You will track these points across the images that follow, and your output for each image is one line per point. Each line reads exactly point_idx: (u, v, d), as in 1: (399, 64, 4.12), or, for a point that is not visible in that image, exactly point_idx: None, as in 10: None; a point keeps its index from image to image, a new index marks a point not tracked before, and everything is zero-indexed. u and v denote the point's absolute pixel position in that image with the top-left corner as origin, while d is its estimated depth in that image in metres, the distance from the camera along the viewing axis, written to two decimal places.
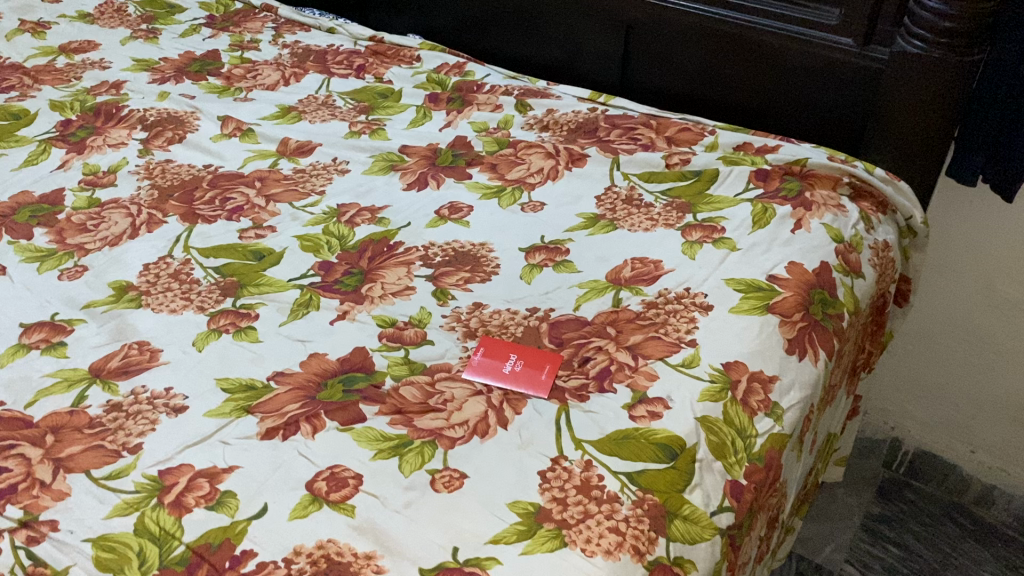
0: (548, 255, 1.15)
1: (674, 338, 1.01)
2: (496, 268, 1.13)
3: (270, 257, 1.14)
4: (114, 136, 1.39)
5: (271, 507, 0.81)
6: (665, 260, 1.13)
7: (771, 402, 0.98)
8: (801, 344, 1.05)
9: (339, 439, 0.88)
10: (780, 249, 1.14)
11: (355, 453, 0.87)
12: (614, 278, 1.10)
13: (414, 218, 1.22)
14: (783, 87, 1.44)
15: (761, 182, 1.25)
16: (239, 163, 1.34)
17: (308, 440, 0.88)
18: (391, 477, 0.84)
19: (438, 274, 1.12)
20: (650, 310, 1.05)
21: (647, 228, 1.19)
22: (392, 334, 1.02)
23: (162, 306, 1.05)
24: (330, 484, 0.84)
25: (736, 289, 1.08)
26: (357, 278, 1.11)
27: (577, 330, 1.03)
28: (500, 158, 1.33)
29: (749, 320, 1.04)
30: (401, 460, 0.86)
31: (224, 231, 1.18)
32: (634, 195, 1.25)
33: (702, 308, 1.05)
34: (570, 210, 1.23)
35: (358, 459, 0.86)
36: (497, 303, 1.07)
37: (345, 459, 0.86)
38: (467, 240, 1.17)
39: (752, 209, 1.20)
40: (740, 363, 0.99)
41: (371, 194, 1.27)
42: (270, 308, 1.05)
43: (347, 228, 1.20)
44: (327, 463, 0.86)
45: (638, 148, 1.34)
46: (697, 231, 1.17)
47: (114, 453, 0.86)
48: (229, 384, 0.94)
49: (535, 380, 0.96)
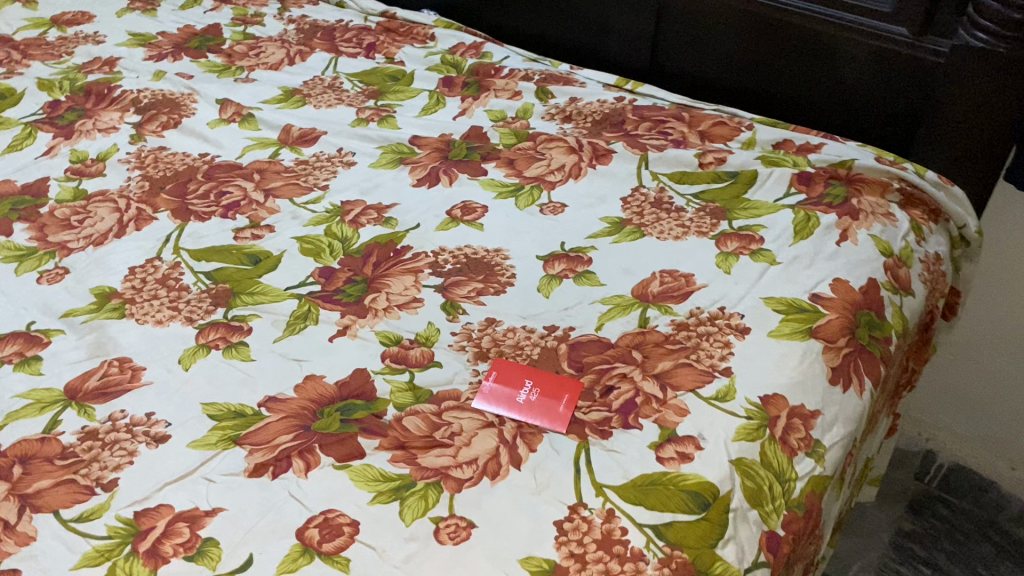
0: (569, 264, 1.05)
1: (706, 366, 0.92)
2: (512, 279, 1.03)
3: (266, 262, 1.05)
4: (105, 119, 1.30)
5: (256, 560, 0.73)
6: (697, 274, 1.03)
7: (812, 441, 0.89)
8: (846, 373, 0.95)
9: (336, 479, 0.80)
10: (825, 263, 1.04)
11: (353, 495, 0.78)
12: (640, 293, 1.01)
13: (424, 219, 1.12)
14: (826, 76, 1.33)
15: (803, 186, 1.15)
16: (237, 153, 1.24)
17: (301, 479, 0.80)
18: (391, 526, 0.76)
19: (448, 284, 1.03)
20: (680, 333, 0.96)
21: (677, 236, 1.09)
22: (397, 354, 0.93)
23: (147, 316, 0.96)
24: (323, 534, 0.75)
25: (776, 310, 0.98)
26: (361, 287, 1.02)
27: (599, 353, 0.94)
28: (518, 152, 1.23)
29: (790, 346, 0.95)
30: (403, 505, 0.77)
31: (218, 231, 1.09)
32: (664, 198, 1.15)
33: (738, 331, 0.96)
34: (592, 214, 1.13)
35: (355, 503, 0.78)
36: (512, 319, 0.98)
37: (342, 503, 0.78)
38: (480, 245, 1.08)
39: (794, 217, 1.10)
40: (780, 396, 0.90)
41: (377, 190, 1.18)
42: (264, 322, 0.96)
43: (350, 229, 1.11)
44: (322, 507, 0.77)
45: (667, 144, 1.23)
46: (733, 241, 1.08)
47: (87, 490, 0.78)
48: (217, 410, 0.86)
49: (552, 412, 0.87)
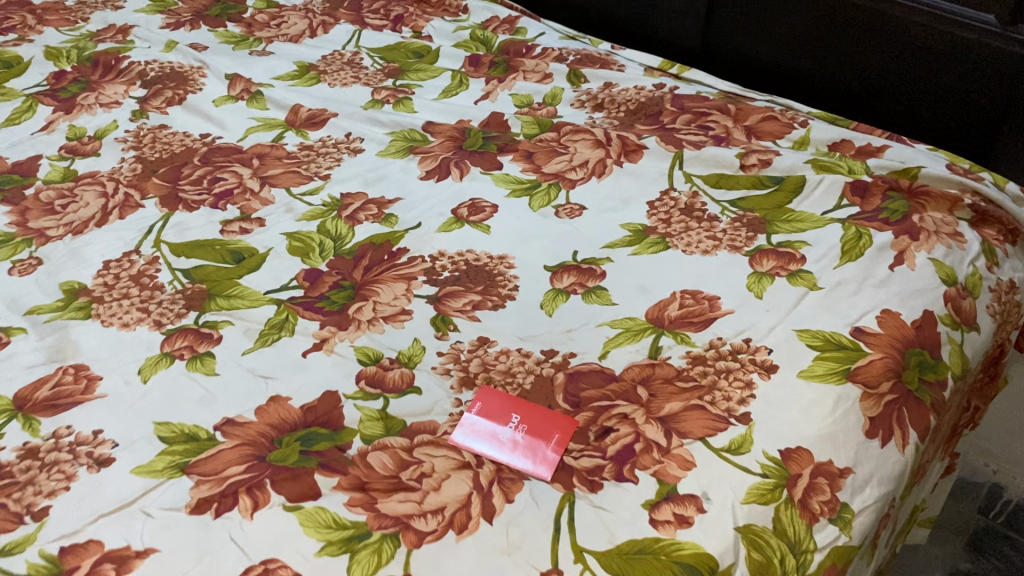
0: (579, 278, 0.94)
1: (721, 411, 0.80)
2: (513, 292, 0.93)
3: (250, 260, 0.96)
4: (109, 92, 1.23)
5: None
6: (723, 296, 0.90)
7: (837, 505, 0.77)
8: (886, 424, 0.83)
9: (283, 521, 0.71)
10: (873, 291, 0.90)
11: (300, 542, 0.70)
12: (656, 316, 0.89)
13: (426, 218, 1.02)
14: (900, 68, 1.17)
15: (858, 197, 1.00)
16: (239, 135, 1.16)
17: (244, 521, 0.71)
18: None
19: (443, 294, 0.92)
20: (695, 367, 0.84)
21: (707, 250, 0.96)
22: (373, 376, 0.84)
23: (113, 318, 0.89)
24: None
25: (810, 345, 0.85)
26: (347, 294, 0.93)
27: (599, 387, 0.83)
28: (539, 145, 1.11)
29: (822, 391, 0.82)
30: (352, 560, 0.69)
31: (205, 222, 1.01)
32: (695, 203, 1.01)
33: (763, 370, 0.83)
34: (612, 219, 1.00)
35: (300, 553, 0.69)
36: (507, 340, 0.88)
37: (285, 552, 0.69)
38: (484, 251, 0.97)
39: (843, 234, 0.96)
40: (803, 451, 0.78)
41: (382, 182, 1.08)
42: (235, 331, 0.88)
43: (346, 227, 1.01)
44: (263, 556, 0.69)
45: (707, 140, 1.09)
46: (770, 259, 0.94)
47: (15, 518, 0.72)
48: (169, 432, 0.78)
49: (537, 456, 0.77)
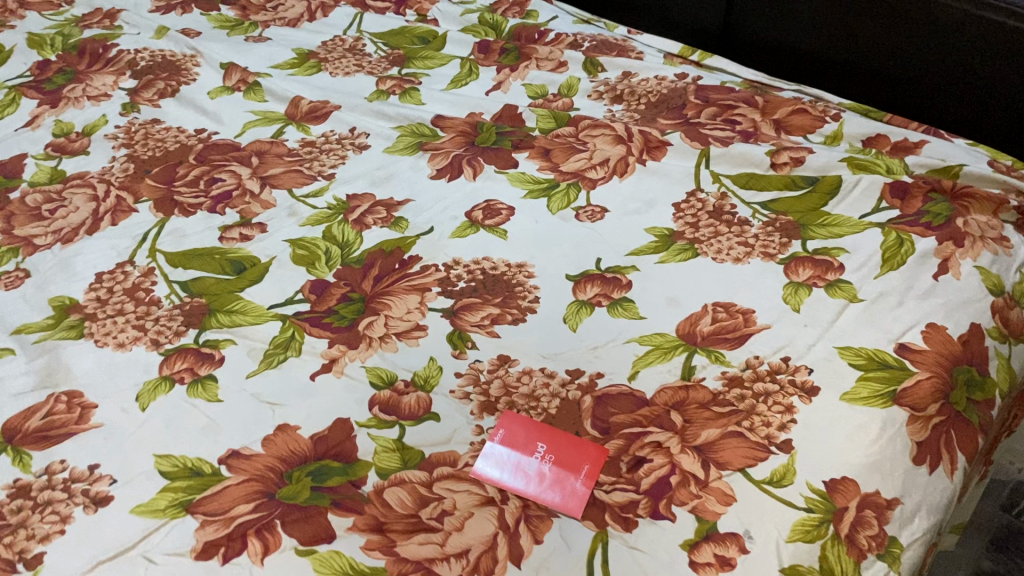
0: (604, 289, 0.88)
1: (761, 438, 0.75)
2: (534, 304, 0.87)
3: (252, 271, 0.90)
4: (97, 84, 1.17)
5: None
6: (758, 309, 0.85)
7: (885, 539, 0.71)
8: (935, 448, 0.77)
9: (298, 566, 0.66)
10: (917, 303, 0.85)
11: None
12: (687, 331, 0.83)
13: (438, 221, 0.96)
14: (934, 54, 1.09)
15: (897, 198, 0.94)
16: (236, 130, 1.09)
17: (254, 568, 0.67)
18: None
19: (459, 307, 0.87)
20: (731, 390, 0.78)
21: (739, 257, 0.90)
22: (387, 401, 0.78)
23: (107, 337, 0.84)
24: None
25: (852, 364, 0.80)
26: (356, 308, 0.86)
27: (629, 412, 0.78)
28: (557, 141, 1.05)
29: (867, 415, 0.77)
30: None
31: (203, 228, 0.95)
32: (725, 205, 0.95)
33: (803, 392, 0.78)
34: (636, 223, 0.94)
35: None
36: (529, 359, 0.82)
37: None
38: (501, 259, 0.91)
39: (883, 240, 0.90)
40: (849, 482, 0.73)
41: (390, 181, 1.01)
42: (238, 351, 0.83)
43: (353, 232, 0.95)
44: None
45: (735, 136, 1.03)
46: (806, 268, 0.88)
47: (7, 566, 0.67)
48: (171, 466, 0.73)
49: (565, 490, 0.72)
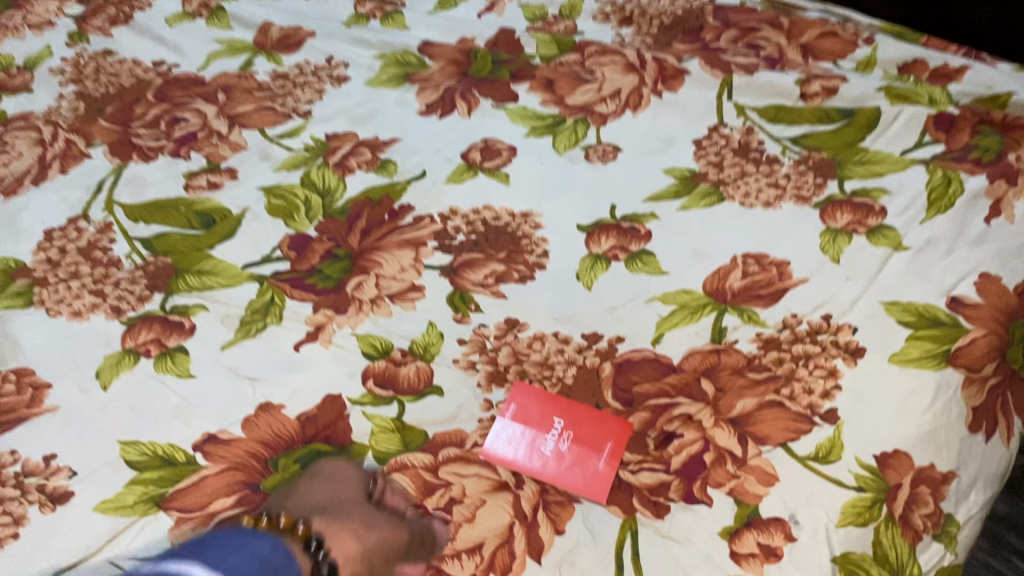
0: (620, 240, 0.78)
1: (803, 407, 0.67)
2: (543, 260, 0.77)
3: (223, 225, 0.80)
4: (40, 11, 1.04)
5: (253, 535, 0.56)
6: (794, 261, 0.76)
7: (941, 517, 0.64)
8: (991, 413, 0.68)
9: (319, 489, 0.62)
10: (969, 251, 0.76)
11: (350, 512, 0.62)
12: (716, 287, 0.75)
13: (431, 164, 0.85)
14: None
15: (942, 131, 0.85)
16: (200, 63, 0.97)
17: (271, 506, 0.61)
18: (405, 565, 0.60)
19: (459, 265, 0.77)
20: (768, 354, 0.70)
21: (769, 201, 0.81)
22: (383, 374, 0.70)
23: (60, 306, 0.74)
24: (320, 563, 0.58)
25: (901, 322, 0.71)
26: (343, 266, 0.77)
27: (655, 380, 0.69)
28: (560, 70, 0.93)
29: (918, 378, 0.68)
30: (419, 530, 0.62)
31: (165, 176, 0.85)
32: (751, 141, 0.86)
33: (848, 354, 0.70)
34: (652, 163, 0.85)
35: (353, 527, 0.62)
36: (541, 323, 0.73)
37: (332, 526, 0.61)
38: (504, 207, 0.81)
39: (929, 178, 0.81)
40: (902, 456, 0.65)
41: (375, 119, 0.90)
42: (211, 318, 0.73)
43: (335, 177, 0.84)
44: (308, 522, 0.60)
45: (759, 64, 0.93)
46: (844, 211, 0.79)
47: None
48: (139, 455, 0.65)
49: (587, 472, 0.65)
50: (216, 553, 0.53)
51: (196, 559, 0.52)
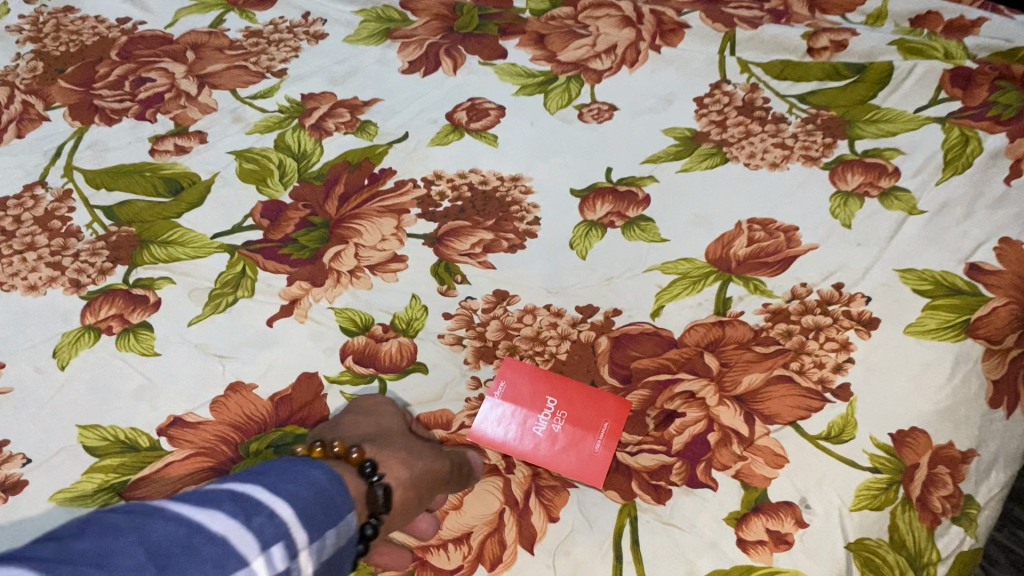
0: (616, 205, 0.73)
1: (814, 383, 0.63)
2: (534, 227, 0.72)
3: (191, 191, 0.75)
4: None
5: (310, 462, 0.49)
6: (803, 226, 0.71)
7: (959, 499, 0.58)
8: (1015, 387, 0.62)
9: (364, 423, 0.59)
10: (988, 215, 0.70)
11: (397, 443, 0.58)
12: (720, 255, 0.70)
13: (414, 126, 0.80)
14: None
15: (959, 88, 0.79)
16: (167, 20, 0.90)
17: (319, 432, 0.60)
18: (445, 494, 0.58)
19: (444, 233, 0.72)
20: (776, 326, 0.65)
21: (775, 162, 0.76)
22: (363, 350, 0.65)
23: (16, 280, 0.69)
24: (376, 488, 0.53)
25: (917, 291, 0.66)
26: (320, 235, 0.71)
27: (654, 356, 0.65)
28: (552, 24, 0.87)
29: (936, 351, 0.63)
30: (460, 460, 0.59)
31: (130, 140, 0.79)
32: (755, 99, 0.80)
33: (861, 325, 0.65)
34: (651, 123, 0.79)
35: (402, 456, 0.56)
36: (532, 295, 0.68)
37: (382, 450, 0.56)
38: (492, 170, 0.76)
39: (945, 138, 0.76)
40: (919, 434, 0.60)
41: (354, 78, 0.85)
42: (178, 291, 0.68)
43: (312, 140, 0.79)
44: (361, 447, 0.55)
45: (763, 17, 0.87)
46: (855, 173, 0.74)
47: None
48: (99, 440, 0.60)
49: (583, 454, 0.61)
50: (268, 477, 0.46)
51: (248, 482, 0.45)
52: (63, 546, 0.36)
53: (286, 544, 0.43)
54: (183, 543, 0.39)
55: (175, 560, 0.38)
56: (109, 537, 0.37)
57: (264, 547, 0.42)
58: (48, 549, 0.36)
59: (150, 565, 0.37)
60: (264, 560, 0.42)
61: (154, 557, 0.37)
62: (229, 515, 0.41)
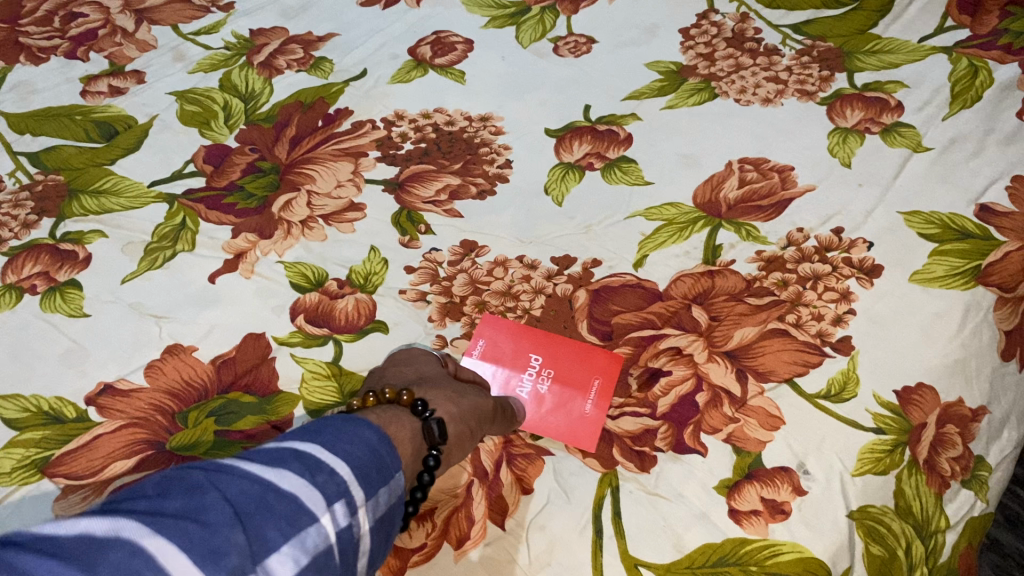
0: (594, 145, 0.67)
1: (812, 336, 0.57)
2: (505, 171, 0.66)
3: (126, 136, 0.68)
4: None
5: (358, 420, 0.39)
6: (798, 166, 0.65)
7: (969, 460, 0.53)
8: None
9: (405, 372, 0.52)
10: (999, 151, 0.64)
11: (441, 383, 0.51)
12: (709, 199, 0.64)
13: (372, 62, 0.73)
14: None
15: (967, 15, 0.73)
16: None
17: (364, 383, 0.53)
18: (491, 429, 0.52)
19: (407, 179, 0.65)
20: (770, 276, 0.60)
21: (768, 97, 0.69)
22: (315, 309, 0.59)
23: None
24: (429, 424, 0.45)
25: (923, 235, 0.60)
26: (269, 182, 0.65)
27: (637, 310, 0.59)
28: None
29: (942, 300, 0.57)
30: (501, 401, 0.54)
31: (58, 80, 0.72)
32: (746, 29, 0.73)
33: (862, 273, 0.59)
34: (632, 57, 0.73)
35: (448, 394, 0.50)
36: (503, 246, 0.62)
37: (429, 390, 0.49)
38: (458, 110, 0.69)
39: (952, 69, 0.69)
40: (926, 391, 0.54)
41: (308, 11, 0.77)
42: (110, 246, 0.61)
43: (260, 79, 0.72)
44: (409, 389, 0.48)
45: None
46: (855, 108, 0.68)
47: None
48: (19, 412, 0.54)
49: (573, 415, 0.56)
50: (322, 433, 0.37)
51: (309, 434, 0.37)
52: (151, 502, 0.29)
53: (354, 502, 0.35)
54: (257, 501, 0.31)
55: (254, 519, 0.31)
56: (194, 493, 0.30)
57: (332, 505, 0.34)
58: (136, 503, 0.29)
59: (235, 523, 0.30)
60: (334, 519, 0.34)
61: (235, 514, 0.30)
62: (298, 473, 0.33)
